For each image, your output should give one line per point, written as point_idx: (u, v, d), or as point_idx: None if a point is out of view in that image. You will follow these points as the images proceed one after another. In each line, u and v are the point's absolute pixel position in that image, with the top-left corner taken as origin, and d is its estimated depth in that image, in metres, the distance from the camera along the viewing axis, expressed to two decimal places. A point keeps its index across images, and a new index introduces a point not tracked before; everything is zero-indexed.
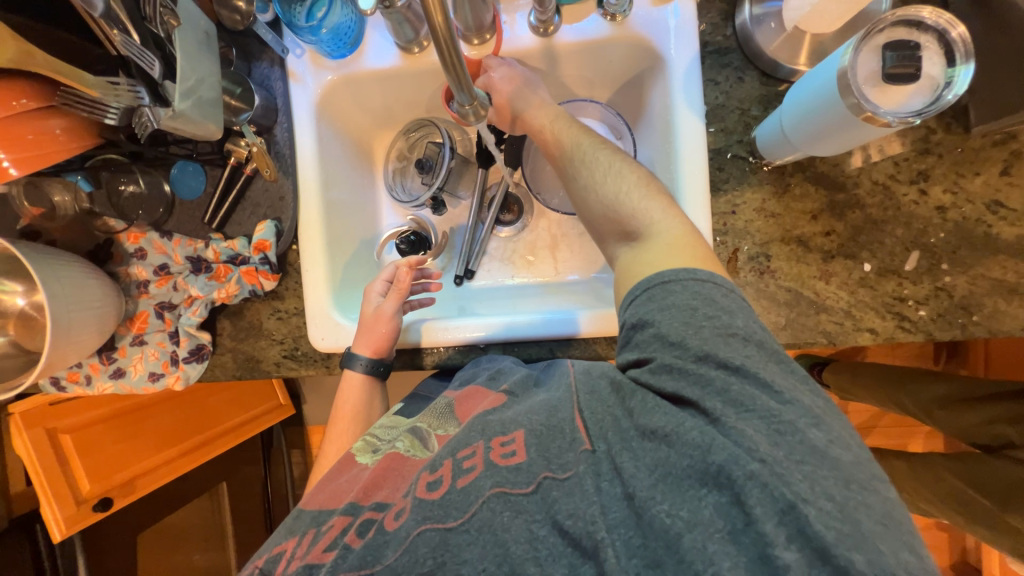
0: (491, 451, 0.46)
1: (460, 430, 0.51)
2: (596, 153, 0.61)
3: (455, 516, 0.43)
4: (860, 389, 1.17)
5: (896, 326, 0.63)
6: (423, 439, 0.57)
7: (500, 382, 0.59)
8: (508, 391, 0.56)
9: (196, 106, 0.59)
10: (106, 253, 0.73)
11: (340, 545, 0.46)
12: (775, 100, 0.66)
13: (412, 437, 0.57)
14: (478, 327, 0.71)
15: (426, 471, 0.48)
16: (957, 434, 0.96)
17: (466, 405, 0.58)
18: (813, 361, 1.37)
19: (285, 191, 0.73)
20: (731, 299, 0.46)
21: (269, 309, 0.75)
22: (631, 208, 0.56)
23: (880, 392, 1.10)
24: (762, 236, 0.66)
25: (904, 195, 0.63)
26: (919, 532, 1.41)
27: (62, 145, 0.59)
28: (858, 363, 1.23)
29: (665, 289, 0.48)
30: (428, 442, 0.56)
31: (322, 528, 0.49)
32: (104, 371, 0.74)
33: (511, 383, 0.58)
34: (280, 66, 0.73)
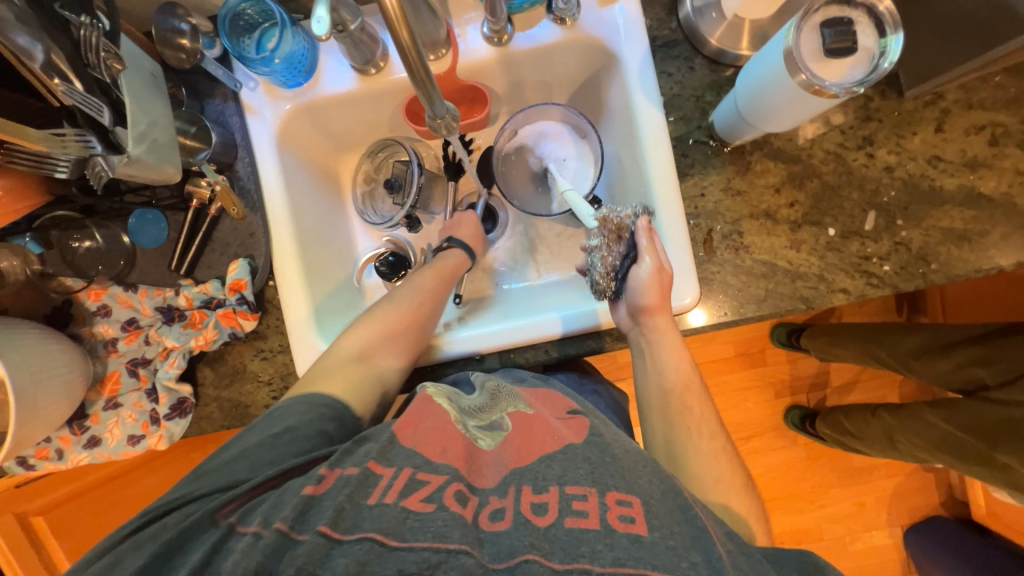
0: (607, 509, 0.42)
1: (567, 455, 0.48)
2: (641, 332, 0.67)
3: (563, 558, 0.39)
4: (838, 348, 1.24)
5: (865, 283, 0.67)
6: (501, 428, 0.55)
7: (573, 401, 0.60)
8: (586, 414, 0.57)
9: (152, 150, 0.56)
10: (65, 315, 0.69)
11: (439, 501, 0.43)
12: (726, 85, 0.70)
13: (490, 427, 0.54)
14: (465, 341, 0.71)
15: (529, 487, 0.45)
16: (938, 381, 1.02)
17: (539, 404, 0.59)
18: (790, 329, 1.43)
19: (255, 227, 0.71)
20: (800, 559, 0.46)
21: (252, 350, 0.72)
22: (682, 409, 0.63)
23: (860, 349, 1.18)
24: (732, 214, 0.69)
25: (854, 160, 0.68)
26: (908, 477, 1.49)
27: (4, 207, 0.56)
28: (832, 325, 1.29)
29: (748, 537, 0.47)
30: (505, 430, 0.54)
31: (418, 477, 0.45)
32: (76, 441, 0.69)
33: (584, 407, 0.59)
34: (234, 101, 0.71)
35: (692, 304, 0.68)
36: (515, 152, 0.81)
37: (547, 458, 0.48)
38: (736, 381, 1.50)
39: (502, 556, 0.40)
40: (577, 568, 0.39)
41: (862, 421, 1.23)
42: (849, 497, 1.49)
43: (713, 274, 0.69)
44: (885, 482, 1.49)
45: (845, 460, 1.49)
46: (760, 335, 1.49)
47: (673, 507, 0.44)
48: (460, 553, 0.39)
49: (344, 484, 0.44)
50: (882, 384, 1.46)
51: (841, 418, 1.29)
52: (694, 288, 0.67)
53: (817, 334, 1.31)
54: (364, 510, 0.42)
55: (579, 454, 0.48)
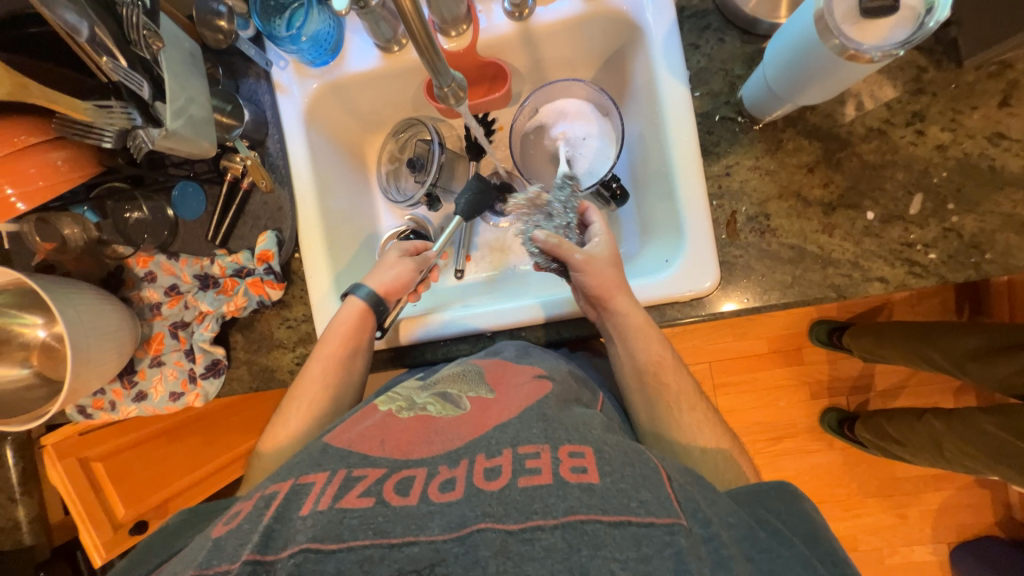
0: (559, 462, 0.46)
1: (514, 422, 0.52)
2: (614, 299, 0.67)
3: (516, 519, 0.41)
4: (884, 348, 1.16)
5: (907, 273, 0.62)
6: (454, 400, 0.59)
7: (539, 366, 0.63)
8: (548, 377, 0.60)
9: (189, 125, 0.60)
10: (118, 280, 0.75)
11: (377, 494, 0.45)
12: (759, 58, 0.66)
13: (443, 400, 0.59)
14: (465, 317, 0.72)
15: (482, 455, 0.48)
16: (996, 385, 0.95)
17: (498, 374, 0.62)
18: (830, 326, 1.34)
19: (282, 201, 0.74)
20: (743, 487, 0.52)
21: (279, 318, 0.77)
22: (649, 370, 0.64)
23: (908, 350, 1.09)
24: (759, 195, 0.65)
25: (901, 138, 0.62)
26: (959, 492, 1.38)
27: (65, 175, 0.61)
28: (878, 324, 1.20)
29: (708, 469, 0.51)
30: (459, 402, 0.58)
31: (354, 475, 0.47)
32: (127, 394, 0.76)
33: (548, 369, 0.62)
34: (266, 79, 0.75)
35: (711, 289, 0.65)
36: (535, 132, 0.80)
37: (499, 426, 0.52)
38: (769, 379, 1.43)
39: (454, 526, 0.42)
40: (532, 527, 0.41)
41: (907, 427, 1.14)
42: (889, 508, 1.40)
43: (735, 258, 0.66)
44: (931, 495, 1.39)
45: (886, 469, 1.40)
46: (797, 332, 1.41)
47: (626, 454, 0.48)
48: (400, 543, 0.41)
49: (265, 505, 0.46)
50: (934, 390, 1.35)
51: (882, 422, 1.21)
52: (714, 272, 0.65)
53: (860, 333, 1.23)
54: (295, 523, 0.43)
55: (531, 416, 0.52)
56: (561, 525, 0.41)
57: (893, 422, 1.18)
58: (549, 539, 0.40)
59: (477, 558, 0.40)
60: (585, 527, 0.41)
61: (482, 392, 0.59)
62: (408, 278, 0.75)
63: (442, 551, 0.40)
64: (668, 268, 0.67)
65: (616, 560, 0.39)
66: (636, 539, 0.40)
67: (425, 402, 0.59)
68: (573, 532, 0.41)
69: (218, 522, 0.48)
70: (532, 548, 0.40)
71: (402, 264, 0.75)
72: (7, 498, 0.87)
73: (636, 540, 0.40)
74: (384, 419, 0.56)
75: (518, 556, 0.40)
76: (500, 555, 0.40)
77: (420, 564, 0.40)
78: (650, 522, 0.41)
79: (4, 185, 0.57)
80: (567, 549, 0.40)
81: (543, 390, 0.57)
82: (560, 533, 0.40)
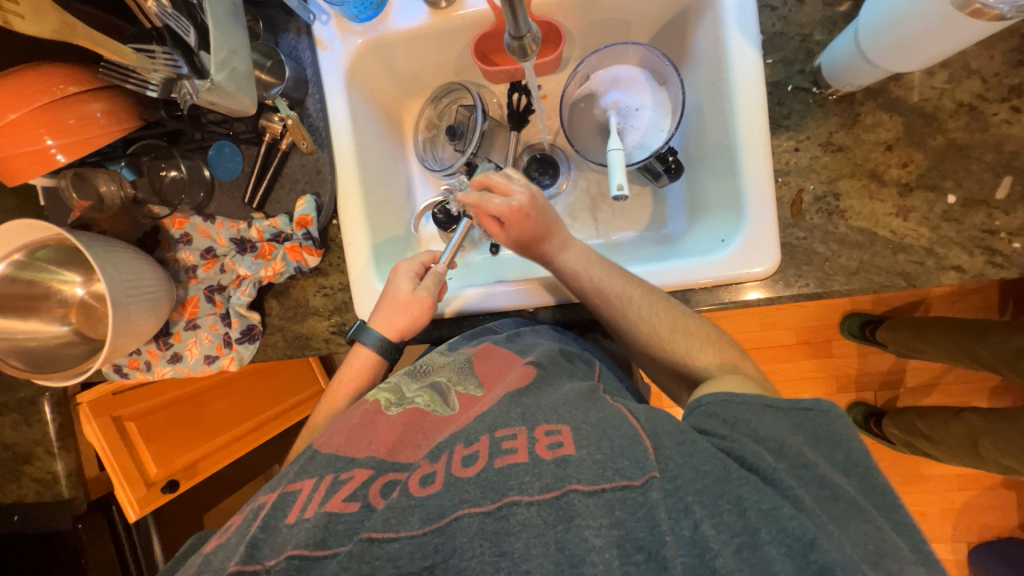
0: (535, 441, 0.44)
1: (494, 408, 0.50)
2: (589, 270, 0.65)
3: (493, 498, 0.40)
4: (927, 344, 1.11)
5: (986, 262, 0.58)
6: (443, 394, 0.58)
7: (526, 354, 0.60)
8: (536, 363, 0.58)
9: (231, 78, 0.57)
10: (154, 240, 0.74)
11: (363, 499, 0.44)
12: (840, 23, 0.61)
13: (432, 392, 0.58)
14: (494, 295, 0.71)
15: (460, 444, 0.46)
16: None
17: (488, 365, 0.61)
18: (864, 319, 1.29)
19: (321, 164, 0.72)
20: (768, 417, 0.47)
21: (315, 286, 0.75)
22: (653, 339, 0.60)
23: (951, 347, 1.05)
24: (830, 173, 0.61)
25: (994, 115, 0.57)
26: (984, 492, 1.35)
27: (104, 128, 0.59)
28: (918, 319, 1.16)
29: (725, 403, 0.48)
30: (448, 398, 0.57)
31: (341, 478, 0.47)
32: (162, 356, 0.75)
33: (538, 354, 0.59)
34: (308, 35, 0.71)
35: (765, 275, 0.62)
36: (585, 100, 0.75)
37: (478, 417, 0.50)
38: (795, 371, 1.39)
39: (432, 518, 0.40)
40: (507, 504, 0.40)
41: (938, 423, 1.11)
42: (910, 506, 1.38)
43: (798, 240, 0.62)
44: (955, 495, 1.36)
45: (910, 466, 1.37)
46: (828, 324, 1.36)
47: (604, 429, 0.45)
48: (381, 539, 0.39)
49: (253, 516, 0.46)
50: (970, 388, 1.31)
51: (913, 417, 1.18)
52: (772, 258, 0.61)
53: (898, 326, 1.18)
54: (283, 531, 0.43)
55: (508, 401, 0.51)
56: (536, 501, 0.40)
57: (925, 419, 1.15)
58: (525, 514, 0.39)
59: (454, 546, 0.39)
60: (561, 500, 0.39)
61: (470, 387, 0.58)
62: (423, 313, 0.68)
63: (423, 544, 0.39)
64: (724, 248, 0.63)
65: (591, 527, 0.38)
66: (609, 505, 0.39)
67: (414, 396, 0.58)
68: (549, 507, 0.39)
69: (211, 538, 0.48)
70: (507, 524, 0.39)
71: (417, 299, 0.68)
72: (46, 451, 0.87)
73: (610, 506, 0.39)
74: (372, 417, 0.55)
75: (496, 534, 0.39)
76: (478, 538, 0.39)
77: (401, 560, 0.38)
78: (640, 484, 0.40)
79: (44, 137, 0.55)
80: (543, 525, 0.39)
81: (528, 377, 0.55)
82: (535, 509, 0.39)
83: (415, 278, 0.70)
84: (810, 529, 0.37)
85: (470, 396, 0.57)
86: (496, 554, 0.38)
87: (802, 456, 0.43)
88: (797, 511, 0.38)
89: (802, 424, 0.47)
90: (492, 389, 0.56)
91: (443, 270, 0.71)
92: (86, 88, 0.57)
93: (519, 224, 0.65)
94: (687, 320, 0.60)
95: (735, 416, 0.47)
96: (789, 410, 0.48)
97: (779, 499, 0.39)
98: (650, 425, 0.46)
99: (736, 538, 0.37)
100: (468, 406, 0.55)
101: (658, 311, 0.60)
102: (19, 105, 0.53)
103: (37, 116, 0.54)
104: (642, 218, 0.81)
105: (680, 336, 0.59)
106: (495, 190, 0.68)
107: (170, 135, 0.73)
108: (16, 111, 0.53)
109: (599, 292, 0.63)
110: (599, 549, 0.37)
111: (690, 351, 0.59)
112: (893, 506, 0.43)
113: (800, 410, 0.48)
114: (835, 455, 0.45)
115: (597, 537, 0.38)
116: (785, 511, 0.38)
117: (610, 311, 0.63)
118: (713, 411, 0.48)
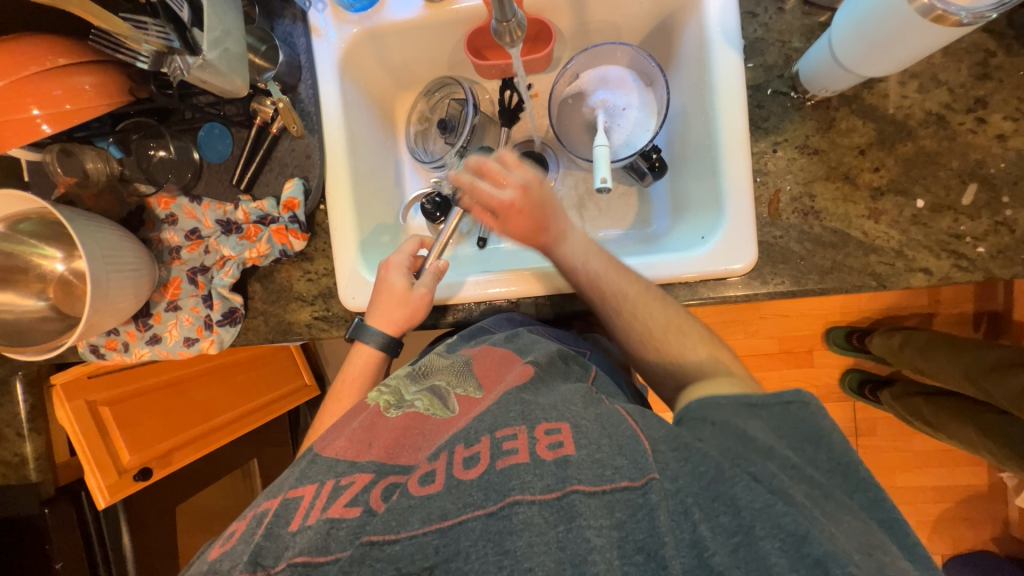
0: (536, 441, 0.43)
1: (492, 409, 0.49)
2: (591, 258, 0.64)
3: (496, 499, 0.39)
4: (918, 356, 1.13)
5: (952, 265, 0.60)
6: (442, 398, 0.56)
7: (526, 355, 0.60)
8: (535, 362, 0.57)
9: (224, 58, 0.59)
10: (139, 220, 0.73)
11: (364, 504, 0.42)
12: (818, 32, 0.64)
13: (431, 396, 0.56)
14: (488, 285, 0.71)
15: (460, 445, 0.44)
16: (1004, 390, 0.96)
17: (486, 367, 0.60)
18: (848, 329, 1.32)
19: (311, 148, 0.73)
20: (751, 416, 0.47)
21: (299, 270, 0.76)
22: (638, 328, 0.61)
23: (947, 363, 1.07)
24: (805, 175, 0.63)
25: (960, 125, 0.60)
26: (958, 505, 1.37)
27: (91, 101, 0.58)
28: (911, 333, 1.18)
29: (713, 406, 0.49)
30: (448, 401, 0.56)
31: (343, 484, 0.45)
32: (140, 337, 0.74)
33: (537, 354, 0.60)
34: (303, 22, 0.73)
35: (744, 271, 0.63)
36: (574, 97, 0.76)
37: (477, 416, 0.48)
38: (778, 380, 1.39)
39: (433, 519, 0.39)
40: (510, 504, 0.39)
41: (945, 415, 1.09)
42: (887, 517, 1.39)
43: (775, 239, 0.64)
44: (931, 507, 1.37)
45: (889, 478, 1.38)
46: (812, 333, 1.37)
47: (604, 427, 0.45)
48: (381, 542, 0.38)
49: (257, 522, 0.45)
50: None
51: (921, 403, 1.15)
52: (750, 254, 0.63)
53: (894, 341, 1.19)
54: (285, 539, 0.42)
55: (509, 399, 0.49)
56: (538, 501, 0.39)
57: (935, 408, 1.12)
58: (528, 513, 0.39)
59: (458, 549, 0.38)
60: (563, 500, 0.39)
61: (470, 389, 0.57)
62: (422, 308, 0.69)
63: (424, 545, 0.38)
64: (705, 244, 0.65)
65: (592, 527, 0.38)
66: (610, 506, 0.39)
67: (413, 399, 0.56)
68: (550, 507, 0.39)
69: (216, 542, 0.46)
70: (510, 523, 0.38)
71: (414, 295, 0.68)
72: (15, 433, 0.85)
73: (610, 507, 0.39)
74: (372, 419, 0.52)
75: (498, 534, 0.38)
76: (482, 540, 0.38)
77: (402, 562, 0.38)
78: (641, 486, 0.39)
79: (30, 107, 0.55)
80: (545, 525, 0.38)
81: (527, 375, 0.55)
82: (537, 508, 0.39)
83: (408, 273, 0.71)
84: (801, 523, 0.37)
85: (470, 398, 0.56)
86: (499, 553, 0.37)
87: (788, 457, 0.43)
88: (790, 506, 0.38)
89: (783, 422, 0.47)
90: (492, 390, 0.56)
91: (438, 263, 0.71)
92: (77, 60, 0.57)
93: (512, 216, 0.64)
94: (670, 305, 0.62)
95: (722, 417, 0.47)
96: (771, 408, 0.48)
97: (772, 497, 0.39)
98: (646, 428, 0.45)
99: (731, 539, 0.37)
100: (469, 407, 0.53)
101: (651, 309, 0.61)
102: (8, 74, 0.53)
103: (25, 85, 0.54)
104: (628, 216, 0.82)
105: (676, 336, 0.60)
106: (488, 176, 0.65)
107: (160, 113, 0.73)
108: (2, 79, 0.53)
109: (596, 286, 0.63)
110: (600, 549, 0.37)
111: (687, 351, 0.59)
112: (873, 501, 0.43)
113: (780, 403, 0.48)
114: (819, 455, 0.45)
115: (598, 537, 0.38)
116: (779, 508, 0.38)
117: (605, 306, 0.63)
118: (699, 415, 0.48)
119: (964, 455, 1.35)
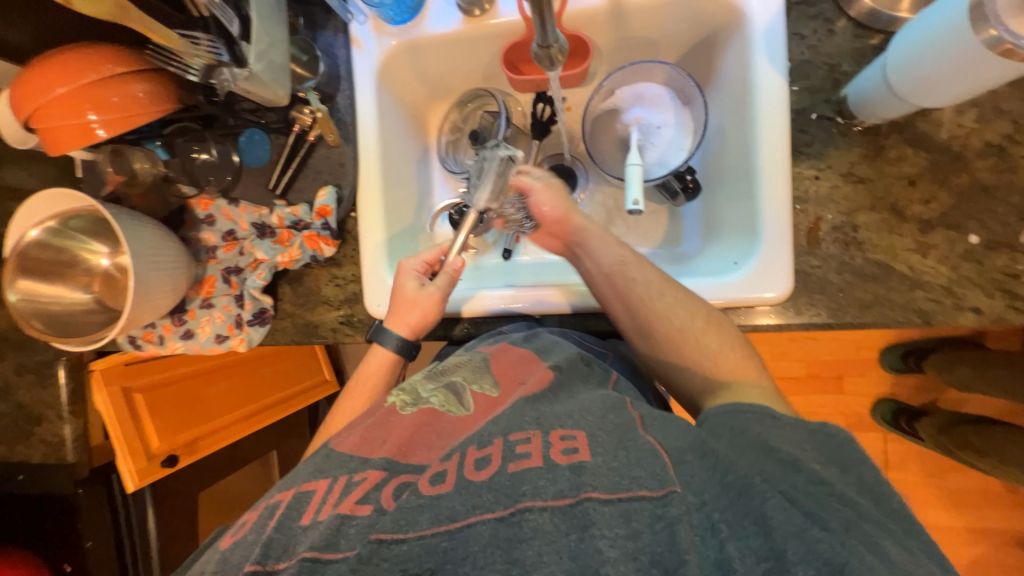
0: (550, 446, 0.43)
1: (506, 412, 0.49)
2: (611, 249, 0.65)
3: (506, 504, 0.39)
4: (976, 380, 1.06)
5: (1007, 306, 0.56)
6: (458, 394, 0.55)
7: (547, 357, 0.59)
8: (555, 368, 0.57)
9: (268, 69, 0.61)
10: (179, 220, 0.76)
11: (376, 502, 0.42)
12: (870, 55, 0.62)
13: (447, 392, 0.55)
14: (506, 299, 0.71)
15: (473, 446, 0.44)
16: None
17: (506, 365, 0.59)
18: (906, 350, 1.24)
19: (346, 157, 0.74)
20: (776, 426, 0.47)
21: (328, 275, 0.77)
22: (668, 324, 0.59)
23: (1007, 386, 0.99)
24: (849, 204, 0.61)
25: (1022, 157, 0.56)
26: (995, 550, 1.28)
27: (143, 109, 0.60)
28: (964, 353, 1.11)
29: (737, 413, 0.49)
30: (464, 398, 0.54)
31: (355, 480, 0.45)
32: (175, 331, 0.77)
33: (558, 359, 0.59)
34: (344, 33, 0.74)
35: (776, 301, 0.61)
36: (608, 113, 0.76)
37: (491, 421, 0.48)
38: (802, 405, 1.34)
39: (443, 519, 0.39)
40: (521, 510, 0.38)
41: (997, 437, 1.02)
42: None
43: (812, 268, 0.61)
44: (965, 549, 1.29)
45: (919, 516, 1.31)
46: (844, 359, 1.31)
47: (620, 437, 0.44)
48: (389, 540, 0.38)
49: (269, 514, 0.45)
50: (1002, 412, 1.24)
51: (967, 431, 1.09)
52: (785, 284, 0.60)
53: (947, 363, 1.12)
54: (295, 531, 0.42)
55: (523, 406, 0.49)
56: (550, 507, 0.38)
57: (982, 433, 1.05)
58: (538, 520, 0.38)
59: (466, 553, 0.37)
60: (576, 508, 0.38)
61: (486, 387, 0.56)
62: (433, 309, 0.68)
63: (432, 545, 0.38)
64: (738, 270, 0.63)
65: (605, 537, 0.36)
66: (627, 515, 0.37)
67: (429, 396, 0.55)
68: (562, 514, 0.38)
69: (228, 533, 0.47)
70: (520, 531, 0.38)
71: (425, 297, 0.68)
72: (57, 415, 0.90)
73: (627, 516, 0.37)
74: (386, 417, 0.52)
75: (507, 541, 0.37)
76: (491, 546, 0.37)
77: (409, 562, 0.37)
78: (660, 497, 0.38)
79: (88, 112, 0.58)
80: (556, 533, 0.37)
81: (544, 383, 0.54)
82: (549, 515, 0.38)
83: (420, 277, 0.70)
84: (841, 552, 0.34)
85: (486, 396, 0.54)
86: (507, 561, 0.36)
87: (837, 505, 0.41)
88: (825, 533, 0.36)
89: (816, 442, 0.45)
90: (508, 393, 0.54)
91: (455, 266, 0.68)
92: (130, 68, 0.59)
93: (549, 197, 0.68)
94: (697, 303, 0.60)
95: (745, 425, 0.47)
96: (800, 426, 0.47)
97: (806, 521, 0.36)
98: (668, 441, 0.44)
99: (763, 563, 0.35)
100: (483, 410, 0.52)
101: (681, 301, 0.60)
102: (69, 81, 0.57)
103: (85, 92, 0.57)
104: (656, 233, 0.80)
105: (712, 332, 0.59)
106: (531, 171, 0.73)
107: (204, 119, 0.76)
108: (63, 86, 0.57)
109: (622, 274, 0.62)
110: (612, 561, 0.35)
111: (720, 349, 0.58)
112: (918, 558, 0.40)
113: (809, 427, 0.47)
114: (848, 477, 0.43)
115: (612, 548, 0.36)
116: (813, 533, 0.36)
117: (634, 297, 0.61)
118: (720, 421, 0.48)
119: (1005, 498, 1.27)
